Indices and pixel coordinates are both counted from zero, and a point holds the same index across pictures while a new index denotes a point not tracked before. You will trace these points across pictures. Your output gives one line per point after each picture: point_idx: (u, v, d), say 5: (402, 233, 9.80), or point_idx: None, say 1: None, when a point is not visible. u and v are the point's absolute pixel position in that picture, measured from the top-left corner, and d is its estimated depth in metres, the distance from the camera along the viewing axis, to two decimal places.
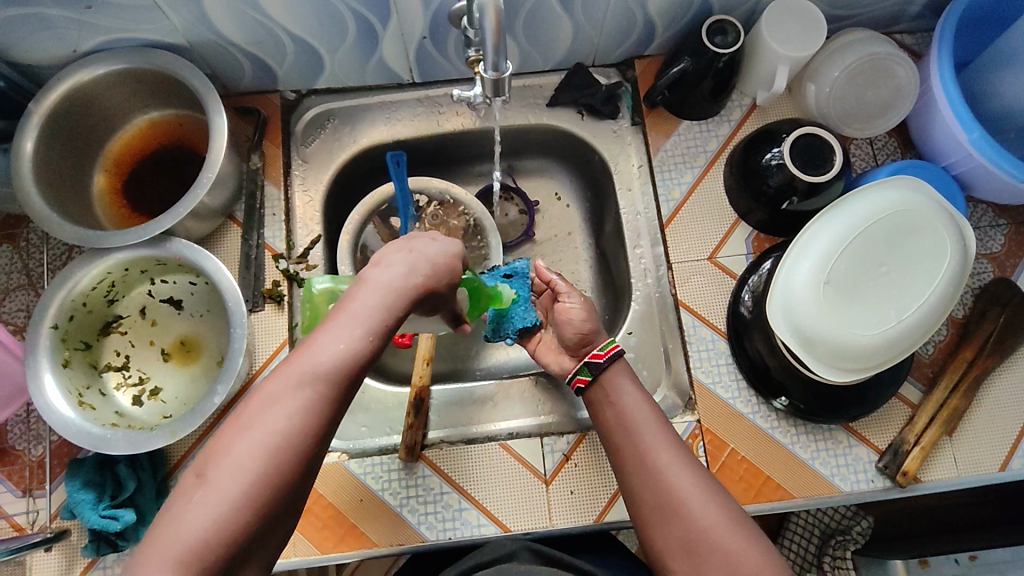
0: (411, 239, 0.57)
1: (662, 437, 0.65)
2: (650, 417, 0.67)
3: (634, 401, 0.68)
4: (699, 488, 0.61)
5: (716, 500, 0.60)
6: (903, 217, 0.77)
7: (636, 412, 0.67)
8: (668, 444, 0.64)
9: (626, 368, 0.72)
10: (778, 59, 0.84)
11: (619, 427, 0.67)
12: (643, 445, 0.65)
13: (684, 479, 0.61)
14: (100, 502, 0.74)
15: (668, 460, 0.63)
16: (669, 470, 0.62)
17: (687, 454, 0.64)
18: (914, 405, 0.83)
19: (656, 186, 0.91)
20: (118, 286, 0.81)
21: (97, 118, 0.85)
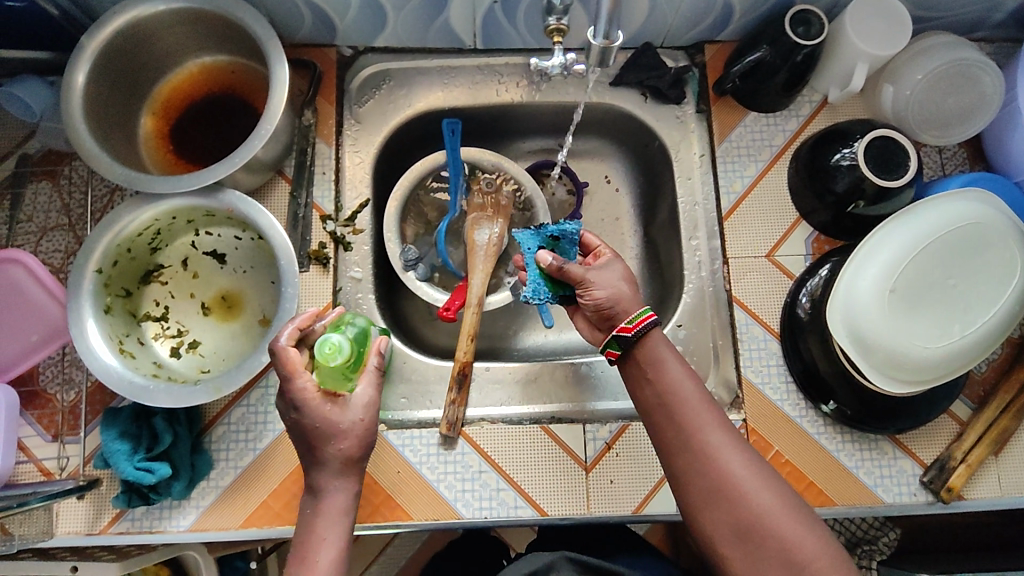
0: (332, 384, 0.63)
1: (711, 417, 0.62)
2: (696, 394, 0.63)
3: (680, 376, 0.64)
4: (754, 474, 0.59)
5: (772, 486, 0.59)
6: (975, 230, 0.75)
7: (682, 388, 0.63)
8: (718, 425, 0.62)
9: (664, 338, 0.67)
10: (859, 56, 0.81)
11: (662, 403, 0.64)
12: (692, 426, 0.62)
13: (739, 464, 0.59)
14: (135, 453, 0.73)
15: (720, 444, 0.61)
16: (722, 453, 0.60)
17: (737, 437, 0.61)
18: (963, 422, 0.82)
19: (718, 177, 0.89)
20: (162, 234, 0.78)
21: (150, 57, 0.81)
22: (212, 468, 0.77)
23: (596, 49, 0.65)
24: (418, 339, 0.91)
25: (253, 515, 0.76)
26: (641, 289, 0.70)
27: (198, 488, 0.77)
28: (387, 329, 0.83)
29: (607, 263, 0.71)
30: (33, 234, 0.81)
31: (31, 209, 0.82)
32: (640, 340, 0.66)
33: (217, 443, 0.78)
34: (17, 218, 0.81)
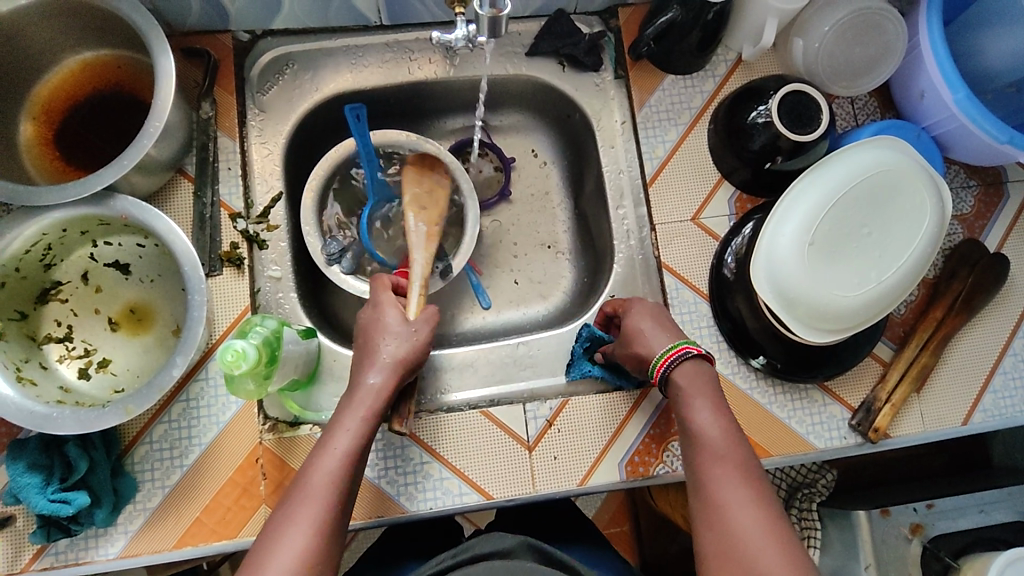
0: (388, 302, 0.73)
1: (734, 471, 0.61)
2: (727, 452, 0.62)
3: (712, 424, 0.64)
4: (766, 535, 0.56)
5: (784, 550, 0.55)
6: (886, 177, 0.77)
7: (711, 438, 0.63)
8: (739, 480, 0.60)
9: (694, 371, 0.68)
10: (767, 11, 0.81)
11: (691, 451, 0.64)
12: (713, 477, 0.61)
13: (749, 522, 0.57)
14: (48, 485, 0.68)
15: (736, 499, 0.59)
16: (735, 509, 0.58)
17: (759, 494, 0.59)
18: (885, 363, 0.85)
19: (640, 143, 0.88)
20: (55, 249, 0.72)
21: (20, 56, 0.74)
22: (137, 490, 0.73)
23: (483, 19, 0.61)
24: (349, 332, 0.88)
25: (187, 533, 0.73)
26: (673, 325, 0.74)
27: (125, 513, 0.73)
28: (312, 329, 0.80)
29: (631, 306, 0.76)
30: None
31: None
32: (672, 377, 0.68)
33: (140, 464, 0.74)
34: None
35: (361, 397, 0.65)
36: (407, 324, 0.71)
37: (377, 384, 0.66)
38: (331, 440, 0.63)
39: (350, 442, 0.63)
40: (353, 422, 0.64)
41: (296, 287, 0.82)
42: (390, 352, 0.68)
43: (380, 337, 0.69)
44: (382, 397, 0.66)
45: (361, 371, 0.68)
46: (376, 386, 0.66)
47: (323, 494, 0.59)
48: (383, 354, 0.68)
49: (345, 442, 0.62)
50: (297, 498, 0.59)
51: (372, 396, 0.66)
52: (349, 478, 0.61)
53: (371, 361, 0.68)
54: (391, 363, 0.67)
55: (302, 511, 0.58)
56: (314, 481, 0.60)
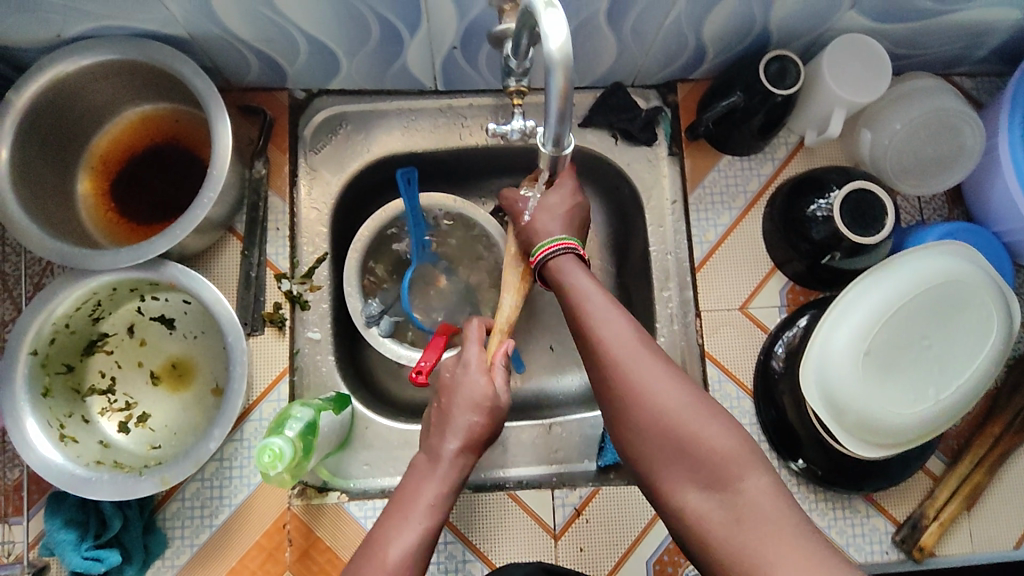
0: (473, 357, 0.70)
1: (636, 343, 0.60)
2: (607, 309, 0.63)
3: (600, 298, 0.64)
4: (689, 401, 0.56)
5: (721, 424, 0.55)
6: (952, 288, 0.74)
7: (609, 320, 0.62)
8: (644, 352, 0.59)
9: (575, 262, 0.69)
10: (835, 101, 0.77)
11: (587, 329, 0.63)
12: (616, 353, 0.60)
13: (669, 393, 0.57)
14: (82, 542, 0.70)
15: (647, 370, 0.58)
16: (653, 384, 0.57)
17: (668, 366, 0.59)
18: (935, 477, 0.81)
19: (691, 225, 0.86)
20: (104, 304, 0.74)
21: (83, 110, 0.76)
22: (166, 547, 0.74)
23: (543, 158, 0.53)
24: (383, 392, 0.88)
25: None
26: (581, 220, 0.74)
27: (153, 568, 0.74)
28: (347, 395, 0.80)
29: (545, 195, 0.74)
30: None
31: None
32: (552, 262, 0.69)
33: (171, 521, 0.75)
34: None
35: (437, 472, 0.64)
36: (490, 386, 0.68)
37: (453, 459, 0.65)
38: (404, 520, 0.61)
39: (425, 520, 0.61)
40: (432, 497, 0.62)
41: (334, 350, 0.82)
42: (466, 423, 0.66)
43: (458, 405, 0.67)
44: (458, 471, 0.65)
45: (436, 442, 0.66)
46: (452, 461, 0.65)
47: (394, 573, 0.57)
48: (461, 424, 0.66)
49: (420, 522, 0.61)
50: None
51: (447, 470, 0.64)
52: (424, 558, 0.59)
53: (448, 433, 0.66)
54: (470, 435, 0.66)
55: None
56: (390, 560, 0.57)
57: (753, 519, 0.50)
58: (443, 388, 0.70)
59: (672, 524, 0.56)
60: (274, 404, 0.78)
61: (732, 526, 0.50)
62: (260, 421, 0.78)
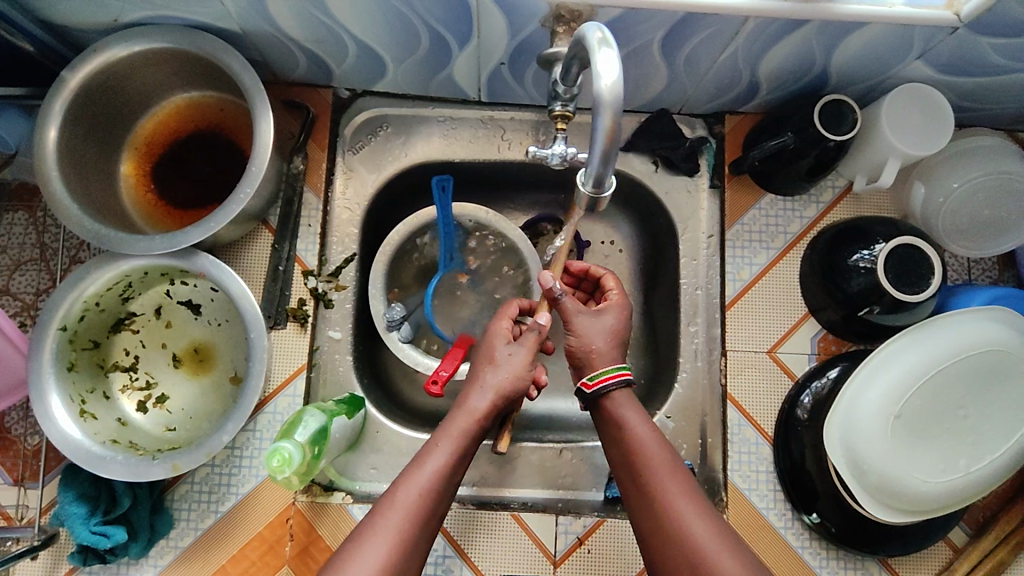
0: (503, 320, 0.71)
1: (689, 506, 0.57)
2: (666, 463, 0.60)
3: (646, 432, 0.62)
4: (715, 533, 0.56)
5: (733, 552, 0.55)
6: (998, 357, 0.71)
7: (657, 459, 0.60)
8: (685, 488, 0.59)
9: (631, 399, 0.64)
10: (890, 151, 0.75)
11: (632, 467, 0.61)
12: (658, 491, 0.59)
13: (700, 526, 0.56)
14: (91, 517, 0.71)
15: (685, 507, 0.57)
16: (691, 522, 0.56)
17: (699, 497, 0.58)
18: (957, 548, 0.78)
19: (725, 261, 0.84)
20: (134, 285, 0.75)
21: (133, 93, 0.77)
22: (172, 527, 0.76)
23: (582, 197, 0.53)
24: (397, 397, 0.88)
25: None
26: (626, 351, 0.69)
27: (157, 547, 0.75)
28: (361, 397, 0.80)
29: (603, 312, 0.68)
30: (5, 268, 0.79)
31: (5, 241, 0.79)
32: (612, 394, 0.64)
33: (179, 502, 0.76)
34: None
35: (458, 419, 0.63)
36: (507, 349, 0.67)
37: (476, 407, 0.63)
38: (426, 458, 0.60)
39: (444, 460, 0.60)
40: (448, 439, 0.61)
41: (352, 351, 0.83)
42: (494, 375, 0.65)
43: (484, 361, 0.67)
44: (481, 419, 0.63)
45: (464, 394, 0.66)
46: (474, 408, 0.63)
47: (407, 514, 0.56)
48: (486, 376, 0.65)
49: (439, 458, 0.60)
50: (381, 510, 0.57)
51: (470, 417, 0.63)
52: (436, 500, 0.58)
53: (477, 383, 0.65)
54: (493, 386, 0.65)
55: (389, 519, 0.56)
56: (401, 493, 0.57)
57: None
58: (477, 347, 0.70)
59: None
60: (289, 399, 0.79)
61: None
62: (274, 414, 0.78)
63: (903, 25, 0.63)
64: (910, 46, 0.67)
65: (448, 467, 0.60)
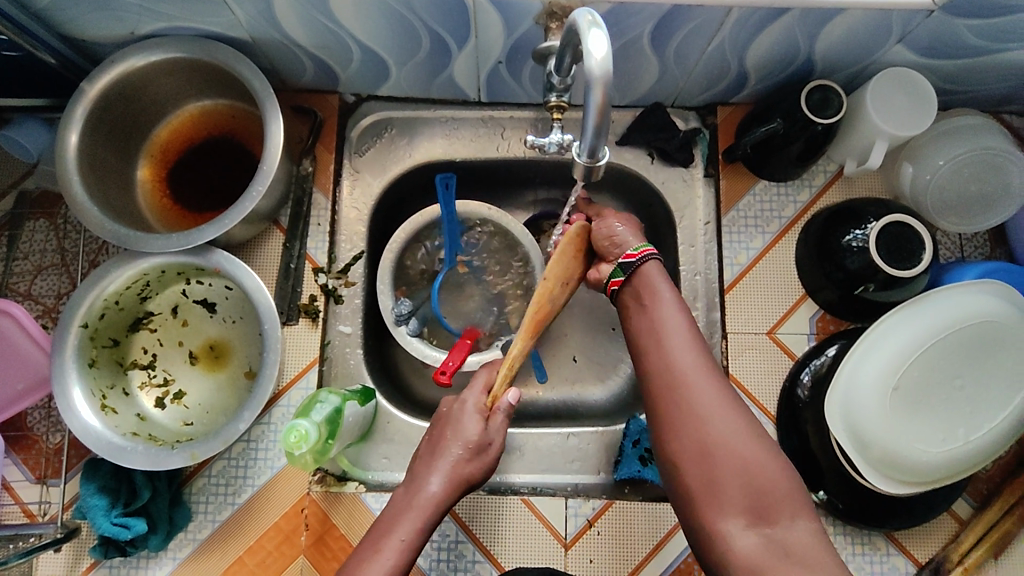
0: (467, 401, 0.70)
1: (700, 369, 0.62)
2: (681, 328, 0.64)
3: (666, 302, 0.66)
4: (755, 438, 0.58)
5: (739, 413, 0.59)
6: (993, 330, 0.72)
7: (669, 339, 0.64)
8: (693, 347, 0.63)
9: (658, 272, 0.70)
10: (877, 134, 0.77)
11: (645, 335, 0.66)
12: (668, 351, 0.63)
13: (726, 422, 0.58)
14: (112, 509, 0.73)
15: (700, 386, 0.60)
16: (697, 385, 0.61)
17: (737, 402, 0.60)
18: (963, 521, 0.78)
19: (723, 247, 0.86)
20: (152, 285, 0.78)
21: (150, 102, 0.81)
22: (190, 520, 0.77)
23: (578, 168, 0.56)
24: (406, 391, 0.90)
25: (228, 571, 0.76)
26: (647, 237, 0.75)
27: (176, 540, 0.77)
28: (372, 389, 0.82)
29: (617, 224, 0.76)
30: (27, 273, 0.82)
31: (27, 248, 0.82)
32: (639, 268, 0.70)
33: (196, 495, 0.78)
34: (12, 256, 0.82)
35: (413, 503, 0.64)
36: (480, 428, 0.68)
37: (432, 490, 0.64)
38: (381, 544, 0.61)
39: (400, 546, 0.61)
40: (407, 525, 0.62)
41: (363, 345, 0.85)
42: (455, 458, 0.66)
43: (448, 439, 0.67)
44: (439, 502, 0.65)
45: (422, 471, 0.66)
46: (427, 493, 0.64)
47: None
48: (453, 457, 0.66)
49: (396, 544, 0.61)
50: None
51: (428, 501, 0.64)
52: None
53: (440, 464, 0.66)
54: (452, 471, 0.66)
55: None
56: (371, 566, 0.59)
57: (799, 555, 0.52)
58: (438, 422, 0.70)
59: (707, 551, 0.57)
60: (301, 392, 0.81)
61: (775, 560, 0.52)
62: (288, 407, 0.80)
63: (880, 10, 0.66)
64: (889, 30, 0.70)
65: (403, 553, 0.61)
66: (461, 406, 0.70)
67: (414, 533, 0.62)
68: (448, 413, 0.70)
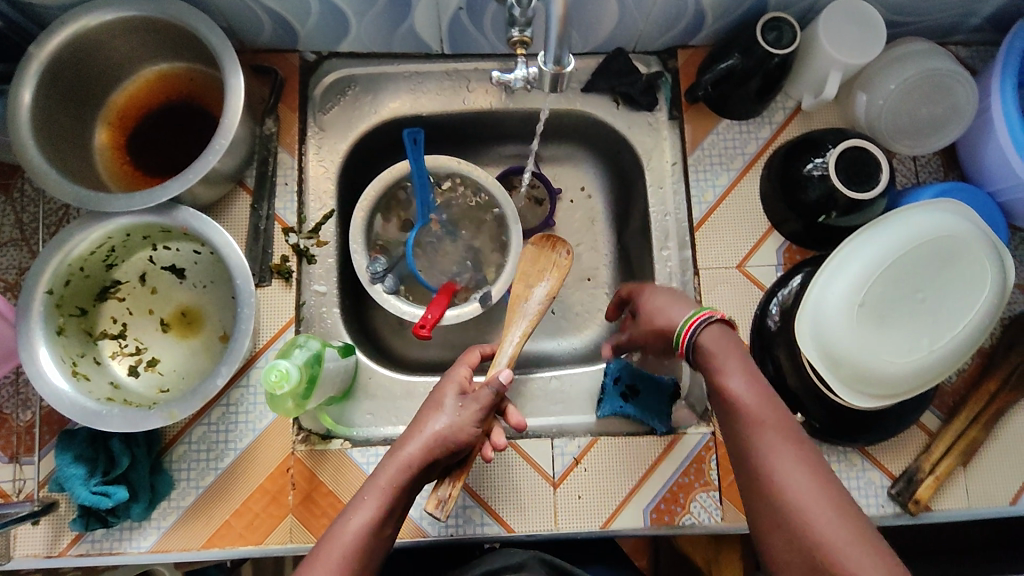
0: (450, 380, 0.70)
1: (789, 454, 0.57)
2: (770, 415, 0.60)
3: (758, 404, 0.60)
4: (843, 523, 0.54)
5: (828, 493, 0.55)
6: (950, 242, 0.74)
7: (757, 415, 0.59)
8: (795, 450, 0.58)
9: (720, 336, 0.64)
10: (832, 64, 0.80)
11: (732, 423, 0.61)
12: (766, 447, 0.58)
13: (832, 524, 0.53)
14: (91, 478, 0.72)
15: (791, 479, 0.56)
16: (790, 476, 0.56)
17: (838, 499, 0.55)
18: (931, 433, 0.82)
19: (690, 186, 0.88)
20: (117, 251, 0.76)
21: (103, 65, 0.78)
22: (172, 488, 0.76)
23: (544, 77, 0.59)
24: (386, 350, 0.90)
25: (214, 535, 0.75)
26: (691, 301, 0.71)
27: (159, 509, 0.76)
28: (352, 346, 0.82)
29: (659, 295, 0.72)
30: None
31: None
32: (699, 338, 0.65)
33: (177, 463, 0.77)
34: None
35: (388, 467, 0.63)
36: (458, 397, 0.68)
37: (407, 453, 0.63)
38: (353, 510, 0.61)
39: (371, 513, 0.61)
40: (379, 489, 0.62)
41: (339, 303, 0.85)
42: (435, 426, 0.65)
43: (430, 412, 0.67)
44: (412, 469, 0.63)
45: (403, 439, 0.66)
46: (404, 457, 0.63)
47: (340, 558, 0.58)
48: (429, 424, 0.65)
49: (364, 514, 0.61)
50: (315, 554, 0.59)
51: (398, 466, 0.63)
52: (361, 556, 0.59)
53: (413, 431, 0.65)
54: (430, 436, 0.64)
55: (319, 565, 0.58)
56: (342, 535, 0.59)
57: None
58: (430, 397, 0.70)
59: None
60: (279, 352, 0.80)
61: None
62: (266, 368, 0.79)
63: None
64: None
65: (375, 518, 0.61)
66: (446, 384, 0.70)
67: (388, 496, 0.62)
68: (436, 391, 0.70)
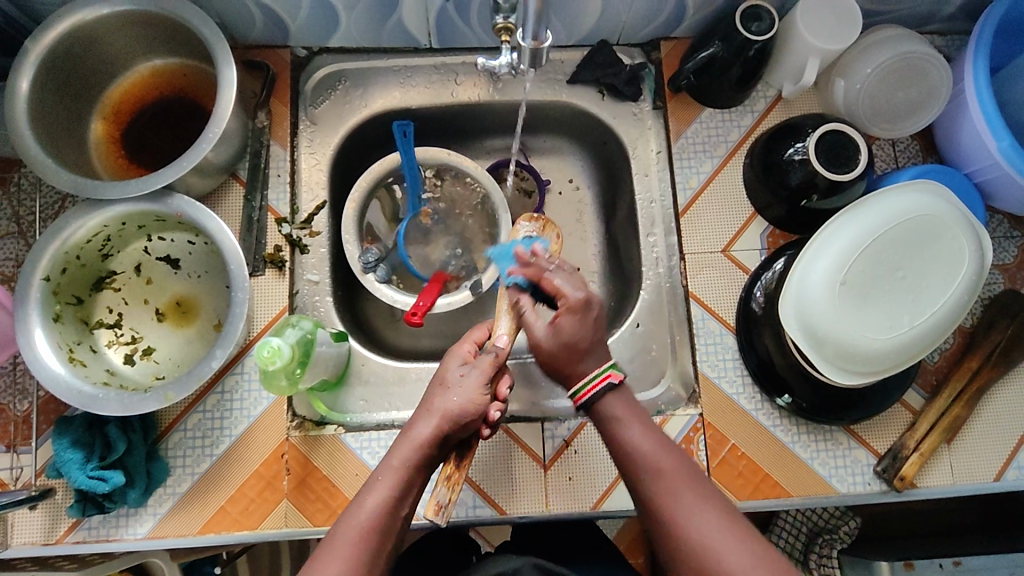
0: (456, 356, 0.68)
1: (689, 487, 0.60)
2: (670, 461, 0.62)
3: (657, 453, 0.62)
4: (746, 552, 0.56)
5: (731, 524, 0.58)
6: (928, 221, 0.76)
7: (653, 458, 0.62)
8: (698, 498, 0.59)
9: (622, 400, 0.66)
10: (810, 51, 0.82)
11: (636, 480, 0.62)
12: (667, 499, 0.60)
13: (742, 560, 0.55)
14: (88, 462, 0.73)
15: (686, 505, 0.59)
16: (688, 509, 0.59)
17: (743, 532, 0.58)
18: (916, 411, 0.83)
19: (675, 173, 0.89)
20: (113, 240, 0.78)
21: (98, 60, 0.80)
22: (168, 475, 0.77)
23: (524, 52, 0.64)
24: (379, 339, 0.91)
25: (210, 521, 0.76)
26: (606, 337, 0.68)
27: (155, 495, 0.77)
28: (345, 333, 0.83)
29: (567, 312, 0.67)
30: None
31: None
32: (604, 399, 0.65)
33: (173, 450, 0.78)
34: None
35: (403, 447, 0.62)
36: (466, 371, 0.66)
37: (421, 433, 0.63)
38: (369, 490, 0.61)
39: (387, 493, 0.60)
40: (392, 468, 0.62)
41: (331, 292, 0.86)
42: (444, 402, 0.63)
43: (438, 388, 0.66)
44: (426, 447, 0.62)
45: (415, 418, 0.65)
46: (418, 436, 0.63)
47: (363, 535, 0.58)
48: (437, 400, 0.64)
49: (380, 494, 0.60)
50: (334, 533, 0.59)
51: (412, 447, 0.62)
52: (379, 532, 0.59)
53: (425, 410, 0.64)
54: (441, 412, 0.63)
55: (338, 543, 0.57)
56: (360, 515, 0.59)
57: None
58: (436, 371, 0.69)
59: None
60: None
61: None
62: None
63: None
64: None
65: (392, 499, 0.60)
66: (455, 356, 0.69)
67: (403, 476, 0.61)
68: (443, 364, 0.69)
